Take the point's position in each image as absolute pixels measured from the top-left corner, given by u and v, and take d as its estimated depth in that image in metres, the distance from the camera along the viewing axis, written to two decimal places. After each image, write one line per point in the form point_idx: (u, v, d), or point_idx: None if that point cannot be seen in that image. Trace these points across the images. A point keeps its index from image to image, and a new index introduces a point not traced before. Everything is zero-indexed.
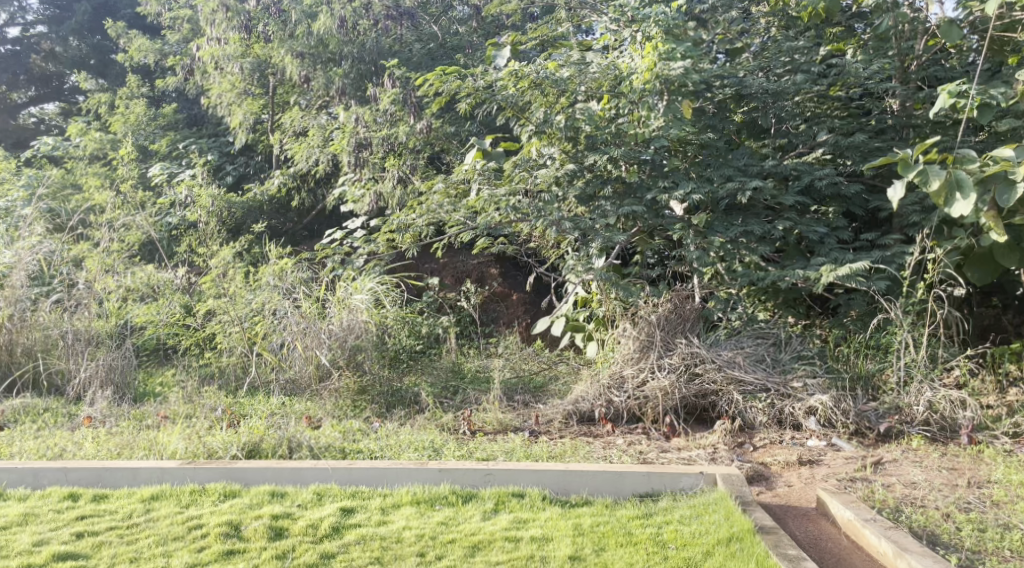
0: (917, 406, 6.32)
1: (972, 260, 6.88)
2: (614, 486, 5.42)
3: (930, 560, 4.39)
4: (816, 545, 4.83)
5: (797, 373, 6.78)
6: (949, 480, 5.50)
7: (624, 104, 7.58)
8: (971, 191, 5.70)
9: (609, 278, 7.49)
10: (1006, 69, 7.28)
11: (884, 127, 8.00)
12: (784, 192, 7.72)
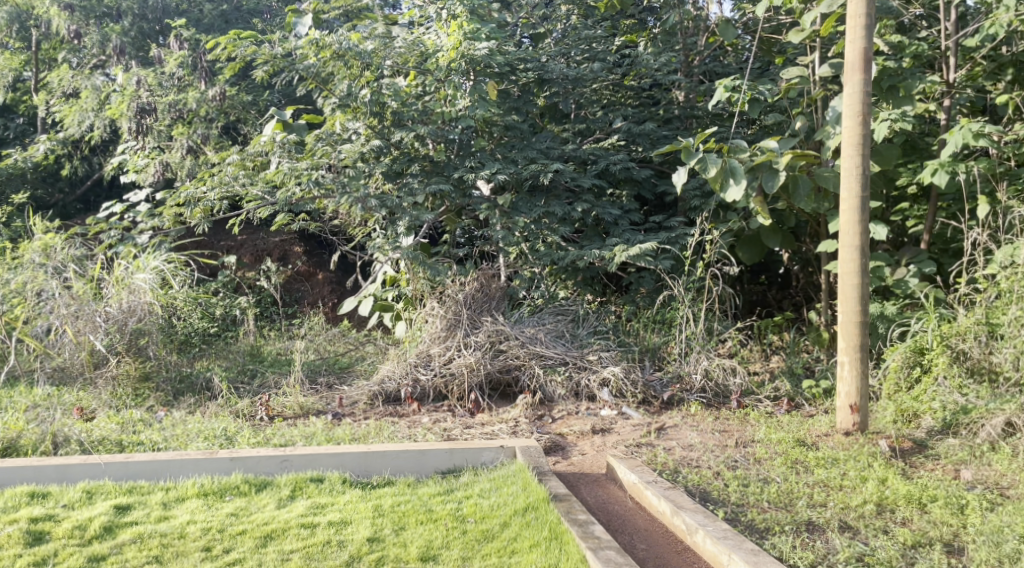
0: (695, 375, 6.84)
1: (743, 241, 7.56)
2: (416, 465, 5.41)
3: (700, 516, 4.56)
4: (604, 508, 5.00)
5: (592, 348, 7.14)
6: (720, 441, 5.85)
7: (431, 82, 7.76)
8: (742, 177, 6.22)
9: (416, 257, 7.53)
10: (774, 68, 8.06)
11: (671, 117, 8.52)
12: (582, 175, 8.10)
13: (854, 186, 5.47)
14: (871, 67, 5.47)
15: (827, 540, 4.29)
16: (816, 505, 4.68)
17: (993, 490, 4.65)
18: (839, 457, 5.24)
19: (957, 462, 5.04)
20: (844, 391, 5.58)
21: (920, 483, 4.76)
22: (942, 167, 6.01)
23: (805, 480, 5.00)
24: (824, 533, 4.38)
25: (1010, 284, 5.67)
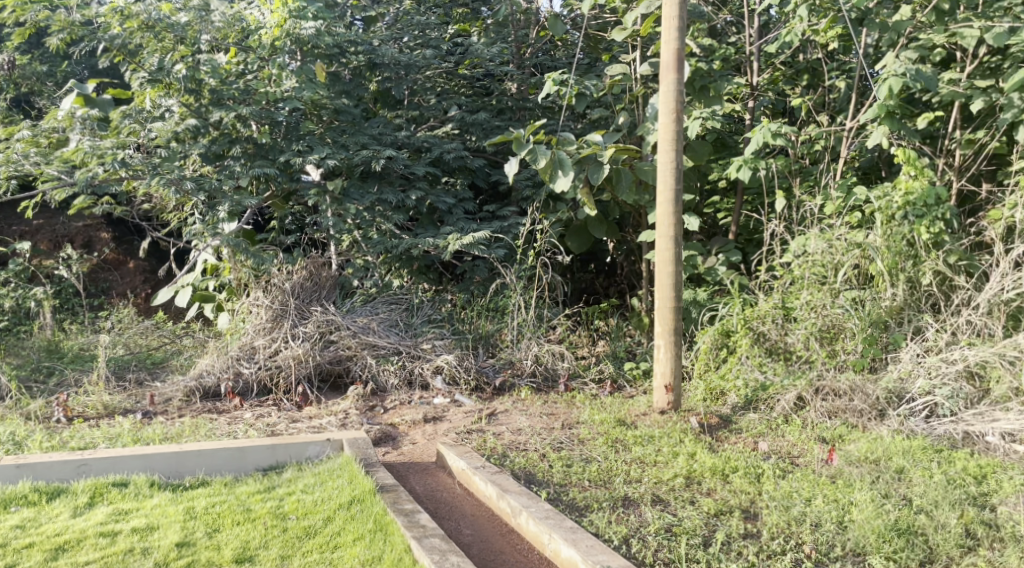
0: (526, 360, 6.94)
1: (572, 231, 7.74)
2: (235, 464, 5.16)
3: (524, 497, 4.56)
4: (431, 496, 4.92)
5: (427, 336, 7.11)
6: (548, 424, 5.86)
7: (253, 60, 7.53)
8: (570, 169, 6.31)
9: (237, 244, 7.18)
10: (601, 64, 8.26)
11: (504, 107, 8.51)
12: (415, 162, 7.99)
13: (669, 179, 5.69)
14: (683, 67, 5.68)
15: (641, 513, 4.37)
16: (632, 481, 4.78)
17: (785, 459, 4.91)
18: (654, 434, 5.41)
19: (756, 435, 5.31)
20: (660, 371, 5.80)
21: (725, 455, 4.97)
22: (747, 163, 6.37)
23: (623, 458, 5.09)
24: (638, 507, 4.47)
25: (802, 271, 6.05)
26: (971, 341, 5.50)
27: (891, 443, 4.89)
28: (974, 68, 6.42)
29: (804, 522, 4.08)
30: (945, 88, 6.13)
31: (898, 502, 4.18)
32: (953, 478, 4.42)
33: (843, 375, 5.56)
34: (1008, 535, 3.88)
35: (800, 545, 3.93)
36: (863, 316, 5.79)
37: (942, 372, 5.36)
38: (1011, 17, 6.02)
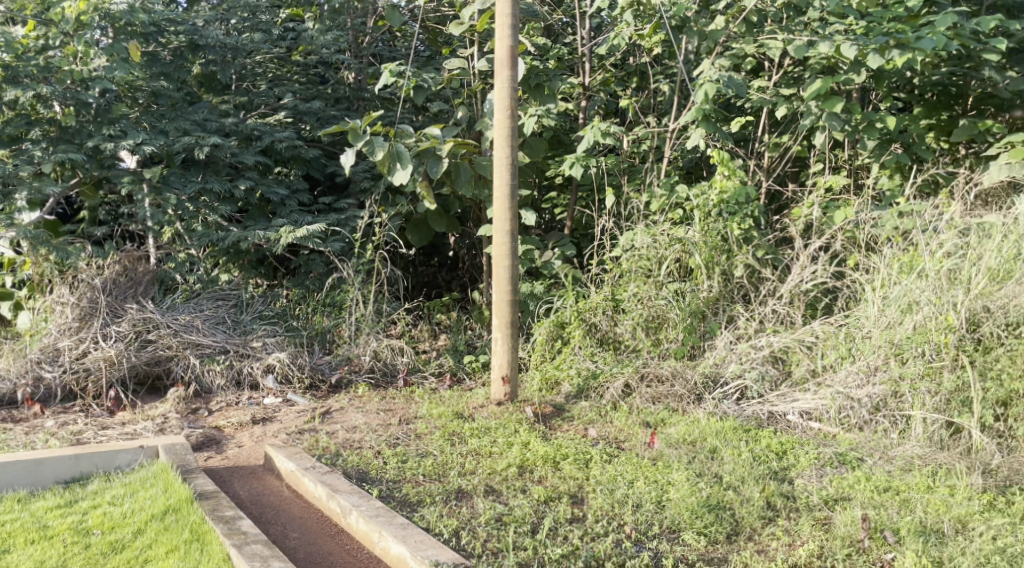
0: (364, 356, 6.75)
1: (412, 225, 7.57)
2: (31, 477, 4.74)
3: (355, 496, 4.33)
4: (255, 501, 4.64)
5: (257, 334, 6.81)
6: (385, 421, 5.63)
7: (55, 35, 6.83)
8: (409, 162, 6.10)
9: (38, 237, 6.61)
10: (440, 58, 8.18)
11: (339, 97, 8.30)
12: (244, 151, 7.62)
13: (505, 175, 5.65)
14: (517, 64, 5.68)
15: (473, 506, 4.24)
16: (466, 473, 4.64)
17: (612, 444, 5.00)
18: (490, 426, 5.31)
19: (587, 422, 5.40)
20: (497, 363, 5.71)
21: (556, 443, 4.98)
22: (578, 161, 6.46)
23: (459, 451, 4.95)
24: (470, 499, 4.34)
25: (629, 265, 6.22)
26: (777, 328, 5.83)
27: (706, 425, 5.11)
28: (781, 78, 6.79)
29: (625, 504, 4.18)
30: (754, 95, 6.49)
31: (710, 480, 4.37)
32: (758, 455, 4.68)
33: (665, 362, 5.80)
34: (802, 504, 4.13)
35: (622, 525, 4.01)
36: (683, 307, 6.02)
37: (752, 357, 5.65)
38: (809, 31, 6.35)
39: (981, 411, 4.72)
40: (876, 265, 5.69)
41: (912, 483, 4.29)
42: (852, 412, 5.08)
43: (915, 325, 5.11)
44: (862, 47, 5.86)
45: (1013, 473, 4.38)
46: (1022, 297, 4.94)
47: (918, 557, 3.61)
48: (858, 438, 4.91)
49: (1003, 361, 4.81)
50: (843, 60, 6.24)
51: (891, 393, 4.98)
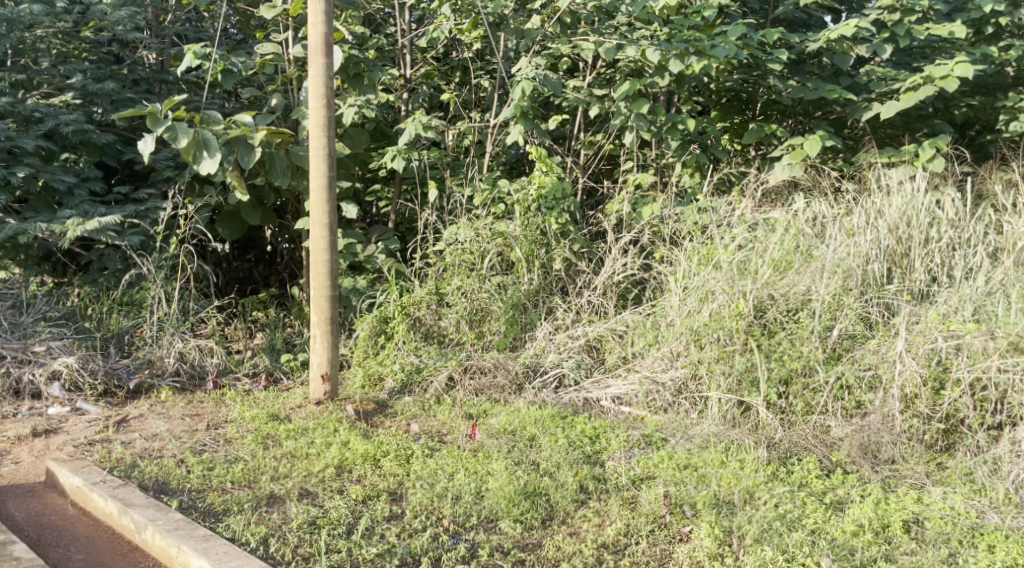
0: (168, 358, 6.28)
1: (223, 217, 7.12)
2: None
3: (150, 510, 4.01)
4: (34, 523, 4.22)
5: (40, 337, 6.21)
6: (190, 427, 5.27)
7: None
8: (217, 151, 5.68)
9: None
10: (250, 42, 7.76)
11: (137, 78, 7.70)
12: (23, 135, 6.91)
13: (320, 165, 5.16)
14: (332, 51, 5.21)
15: (286, 511, 4.02)
16: (279, 478, 4.37)
17: (434, 438, 4.84)
18: (309, 426, 4.98)
19: (410, 417, 5.18)
20: (315, 362, 5.33)
21: (376, 440, 4.73)
22: (401, 154, 6.20)
23: (272, 454, 4.65)
24: (283, 504, 4.11)
25: (453, 258, 6.05)
26: (592, 318, 5.94)
27: (526, 413, 5.11)
28: (594, 78, 6.95)
29: (445, 497, 4.10)
30: (568, 95, 6.63)
31: (528, 467, 4.39)
32: (572, 441, 4.74)
33: (488, 354, 5.70)
34: (612, 485, 4.23)
35: (439, 519, 3.94)
36: (506, 299, 5.94)
37: (569, 347, 5.74)
38: (619, 34, 6.61)
39: (766, 390, 5.00)
40: (676, 258, 5.99)
41: (709, 459, 4.50)
42: (658, 395, 5.27)
43: (711, 313, 5.35)
44: (665, 52, 6.14)
45: (792, 446, 4.68)
46: (800, 285, 5.39)
47: (712, 528, 3.77)
48: (662, 420, 5.09)
49: (785, 344, 5.11)
50: (649, 64, 6.54)
51: (692, 376, 5.23)
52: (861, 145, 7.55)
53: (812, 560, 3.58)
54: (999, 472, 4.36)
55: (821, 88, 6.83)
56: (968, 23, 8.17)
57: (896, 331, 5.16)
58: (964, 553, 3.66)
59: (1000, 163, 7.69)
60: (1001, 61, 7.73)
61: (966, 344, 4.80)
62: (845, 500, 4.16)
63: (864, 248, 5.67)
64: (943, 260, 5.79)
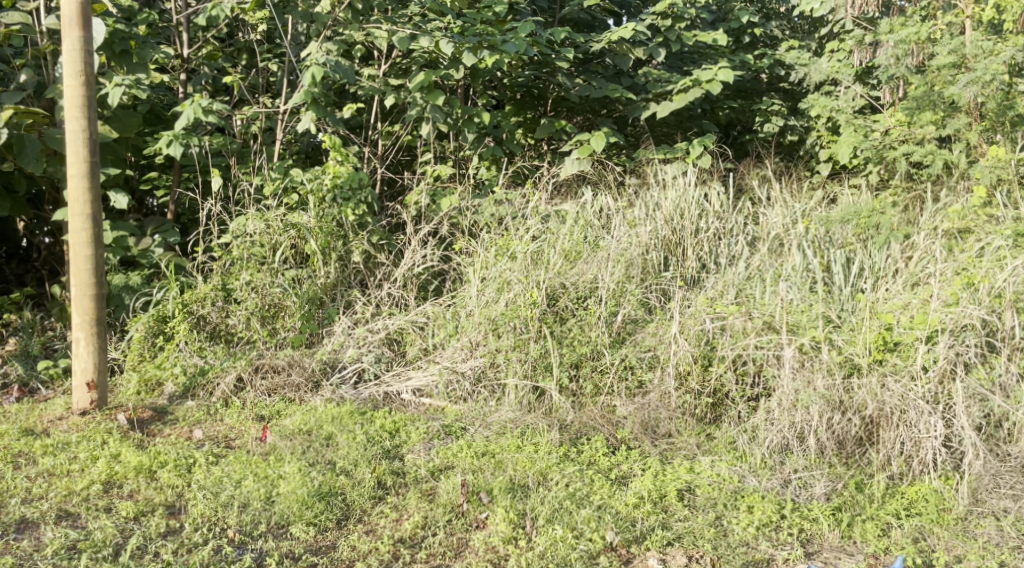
0: None
1: None
2: None
3: None
4: None
5: None
6: None
7: None
8: None
9: None
10: None
11: None
12: None
13: (81, 151, 4.63)
14: (92, 23, 4.66)
15: (39, 536, 3.54)
16: (33, 500, 3.85)
17: (219, 444, 4.47)
18: (71, 440, 4.45)
19: (192, 423, 4.78)
20: (79, 368, 4.78)
21: (152, 450, 4.29)
22: (177, 140, 5.68)
23: (25, 473, 4.09)
24: (37, 529, 3.62)
25: (241, 252, 5.65)
26: (392, 310, 5.71)
27: (323, 411, 4.80)
28: (389, 68, 6.69)
29: (231, 506, 3.77)
30: (364, 83, 6.36)
31: (323, 468, 4.13)
32: (371, 436, 4.51)
33: (281, 352, 5.33)
34: (410, 478, 4.08)
35: (224, 530, 3.62)
36: (300, 294, 5.60)
37: (368, 341, 5.45)
38: (413, 25, 6.38)
39: (559, 374, 5.05)
40: (473, 249, 5.94)
41: (505, 445, 4.45)
42: (458, 385, 5.12)
43: (507, 303, 5.36)
44: (458, 45, 6.09)
45: (582, 426, 4.74)
46: (588, 273, 5.52)
47: (507, 513, 3.75)
48: (462, 409, 4.98)
49: (575, 330, 5.22)
50: (443, 55, 6.41)
51: (490, 364, 5.15)
52: (640, 142, 7.83)
53: (598, 534, 3.66)
54: (757, 439, 4.52)
55: (604, 86, 7.05)
56: (729, 32, 8.71)
57: (671, 315, 5.25)
58: (728, 515, 3.90)
59: (756, 162, 8.20)
60: (755, 68, 8.32)
61: (729, 324, 4.95)
62: (629, 474, 4.26)
63: (644, 238, 5.84)
64: (711, 249, 5.97)
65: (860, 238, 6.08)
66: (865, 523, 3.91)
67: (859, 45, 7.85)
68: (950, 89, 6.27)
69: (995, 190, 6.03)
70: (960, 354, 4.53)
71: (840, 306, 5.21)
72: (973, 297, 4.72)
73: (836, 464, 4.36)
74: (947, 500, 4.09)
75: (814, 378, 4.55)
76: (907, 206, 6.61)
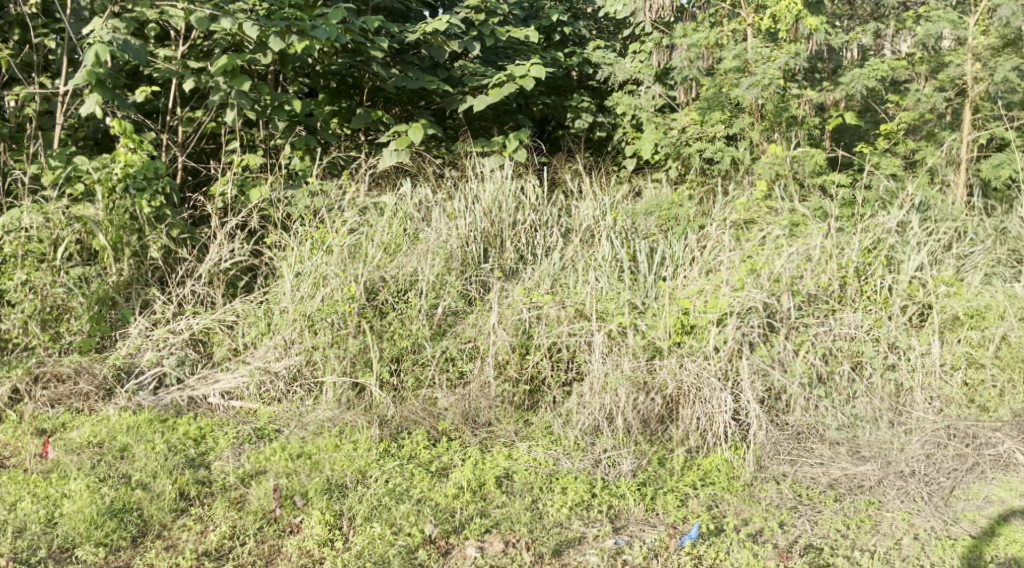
0: None
1: None
2: None
3: None
4: None
5: None
6: None
7: None
8: None
9: None
10: None
11: None
12: None
13: None
14: None
15: None
16: None
17: None
18: None
19: None
20: None
21: None
22: None
23: None
24: None
25: (13, 249, 4.96)
26: (196, 309, 5.30)
27: (116, 421, 4.37)
28: (188, 50, 6.24)
29: (4, 532, 3.42)
30: (158, 64, 5.82)
31: (116, 482, 3.76)
32: (173, 445, 4.14)
33: (67, 358, 4.85)
34: (217, 486, 3.80)
35: None
36: (88, 295, 5.05)
37: (170, 343, 5.03)
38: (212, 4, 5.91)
39: (379, 369, 4.86)
40: (286, 242, 5.62)
41: (322, 444, 4.24)
42: (271, 386, 4.84)
43: (323, 298, 5.09)
44: (264, 28, 5.75)
45: (403, 421, 4.57)
46: (409, 266, 5.30)
47: (322, 514, 3.62)
48: (275, 411, 4.72)
49: (395, 324, 5.01)
50: (248, 39, 5.99)
51: (306, 362, 4.89)
52: (458, 135, 7.74)
53: (417, 528, 3.62)
54: (570, 422, 4.55)
55: (420, 78, 6.89)
56: (541, 29, 8.78)
57: (490, 306, 5.19)
58: (544, 498, 3.92)
59: (567, 155, 8.31)
60: (566, 65, 8.44)
61: (545, 313, 4.95)
62: (449, 466, 4.17)
63: (464, 230, 5.76)
64: (528, 241, 5.97)
65: (661, 229, 6.30)
66: (666, 495, 4.02)
67: (657, 47, 8.15)
68: (735, 91, 6.62)
69: (773, 185, 6.43)
70: (746, 334, 4.70)
71: (644, 293, 5.31)
72: (756, 281, 4.94)
73: (640, 442, 4.43)
74: (736, 468, 4.25)
75: (622, 361, 4.63)
76: (702, 199, 6.94)
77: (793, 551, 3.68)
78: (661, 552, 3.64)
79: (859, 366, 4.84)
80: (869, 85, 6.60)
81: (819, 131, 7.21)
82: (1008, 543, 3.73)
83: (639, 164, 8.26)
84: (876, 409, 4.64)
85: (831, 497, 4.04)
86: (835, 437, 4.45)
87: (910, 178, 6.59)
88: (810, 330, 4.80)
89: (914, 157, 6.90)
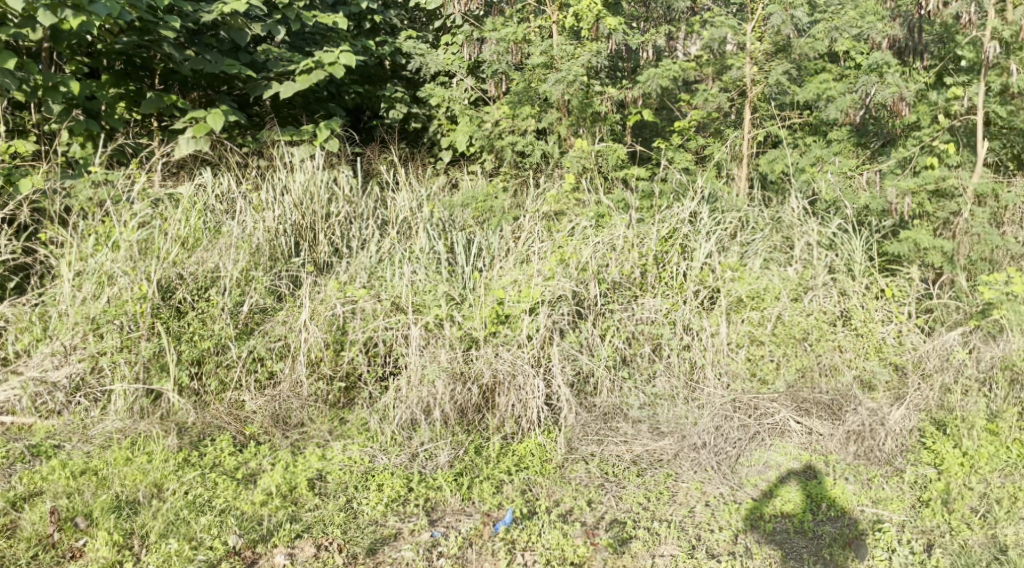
0: None
1: None
2: None
3: None
4: None
5: None
6: None
7: None
8: None
9: None
10: None
11: None
12: None
13: None
14: None
15: None
16: None
17: None
18: None
19: None
20: None
21: None
22: None
23: None
24: None
25: None
26: None
27: None
28: None
29: None
30: None
31: None
32: None
33: None
34: None
35: None
36: None
37: None
38: None
39: (177, 373, 4.44)
40: (65, 238, 5.07)
41: (110, 459, 3.80)
42: (48, 398, 4.31)
43: (110, 299, 4.61)
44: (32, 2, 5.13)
45: (205, 427, 4.25)
46: (209, 262, 4.92)
47: (109, 535, 3.29)
48: (55, 425, 4.21)
49: (195, 324, 4.58)
50: (13, 13, 5.35)
51: (92, 370, 4.40)
52: (265, 124, 7.34)
53: (219, 540, 3.35)
54: (388, 418, 4.34)
55: (220, 61, 6.44)
56: (351, 16, 8.47)
57: (301, 302, 4.86)
58: (359, 497, 3.73)
59: (381, 147, 8.09)
60: (378, 54, 8.20)
61: (360, 307, 4.73)
62: (257, 471, 3.88)
63: (271, 223, 5.39)
64: (342, 233, 5.70)
65: (478, 221, 6.24)
66: (482, 483, 3.92)
67: (467, 41, 7.99)
68: (542, 87, 6.59)
69: (580, 177, 6.50)
70: (556, 321, 4.74)
71: (461, 284, 5.17)
72: (565, 271, 4.99)
73: (457, 433, 4.30)
74: (549, 451, 4.21)
75: (439, 352, 4.49)
76: (516, 191, 6.94)
77: (599, 527, 3.71)
78: (475, 540, 3.56)
79: (659, 348, 4.94)
80: (664, 83, 6.78)
81: (621, 126, 7.37)
82: (784, 502, 3.96)
83: (454, 156, 8.19)
84: (673, 388, 4.73)
85: (634, 473, 4.11)
86: (637, 415, 4.53)
87: (699, 171, 6.83)
88: (615, 315, 4.92)
89: (703, 151, 7.16)
